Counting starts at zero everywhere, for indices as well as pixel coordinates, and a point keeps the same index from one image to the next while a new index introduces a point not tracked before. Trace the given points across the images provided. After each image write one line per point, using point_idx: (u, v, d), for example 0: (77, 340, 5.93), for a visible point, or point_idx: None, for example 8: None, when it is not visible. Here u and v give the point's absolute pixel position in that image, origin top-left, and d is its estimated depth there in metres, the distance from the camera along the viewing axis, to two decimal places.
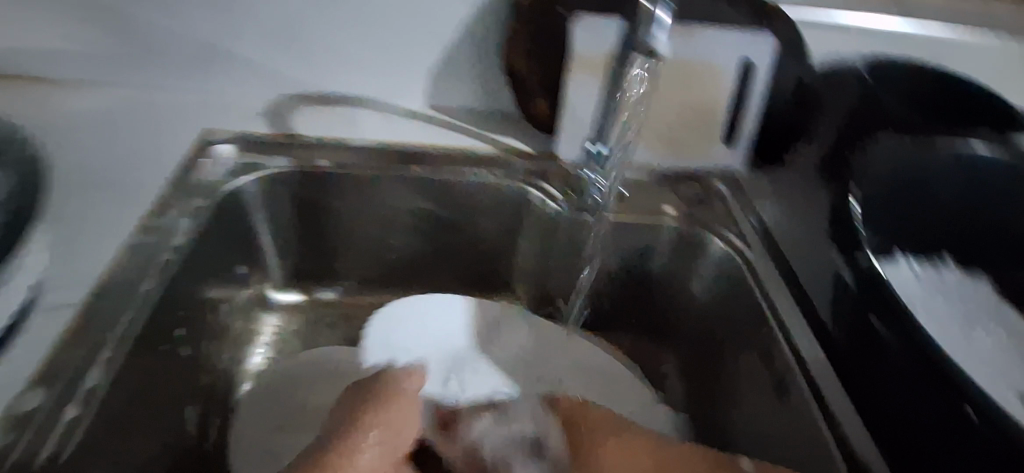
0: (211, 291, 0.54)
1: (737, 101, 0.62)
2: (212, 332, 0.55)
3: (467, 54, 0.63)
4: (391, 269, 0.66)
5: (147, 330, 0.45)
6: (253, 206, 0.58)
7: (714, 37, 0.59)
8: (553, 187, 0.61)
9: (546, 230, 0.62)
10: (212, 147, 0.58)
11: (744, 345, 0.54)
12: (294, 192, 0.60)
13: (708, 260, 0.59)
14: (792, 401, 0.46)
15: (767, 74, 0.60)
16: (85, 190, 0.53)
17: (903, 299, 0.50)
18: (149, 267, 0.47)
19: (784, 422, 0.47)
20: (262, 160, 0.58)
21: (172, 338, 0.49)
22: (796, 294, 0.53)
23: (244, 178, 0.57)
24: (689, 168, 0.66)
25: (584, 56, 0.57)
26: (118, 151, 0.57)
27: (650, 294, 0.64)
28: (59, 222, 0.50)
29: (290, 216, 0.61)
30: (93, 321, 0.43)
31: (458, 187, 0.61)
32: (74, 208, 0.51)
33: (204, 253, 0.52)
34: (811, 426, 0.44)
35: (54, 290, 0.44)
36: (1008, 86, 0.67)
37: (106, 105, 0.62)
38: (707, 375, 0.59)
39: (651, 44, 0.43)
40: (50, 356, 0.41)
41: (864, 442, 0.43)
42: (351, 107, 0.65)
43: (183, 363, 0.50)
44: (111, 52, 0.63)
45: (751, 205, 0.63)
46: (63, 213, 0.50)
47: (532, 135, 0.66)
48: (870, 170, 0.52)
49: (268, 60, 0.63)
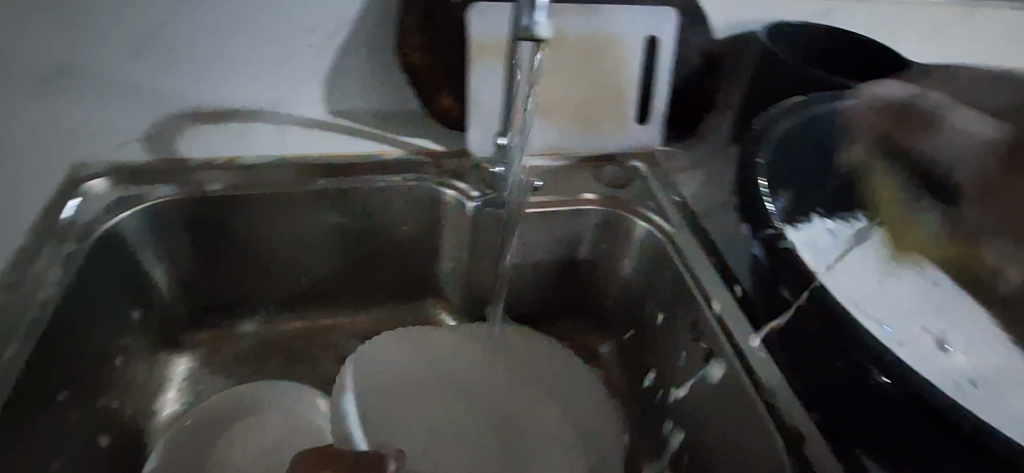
0: (100, 344, 0.49)
1: (644, 77, 0.61)
2: (108, 387, 0.50)
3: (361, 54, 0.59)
4: (309, 290, 0.61)
5: (17, 402, 0.40)
6: (140, 242, 0.53)
7: (613, 14, 0.58)
8: (468, 184, 0.59)
9: (468, 230, 0.60)
10: (83, 183, 0.52)
11: (675, 323, 0.54)
12: (187, 222, 0.54)
13: (633, 241, 0.59)
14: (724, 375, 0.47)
15: (670, 47, 0.59)
16: None
17: (817, 263, 0.51)
18: (15, 329, 0.42)
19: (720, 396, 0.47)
20: (143, 191, 0.53)
21: (53, 404, 0.44)
22: (720, 265, 0.53)
23: (124, 213, 0.51)
24: (606, 150, 0.65)
25: (484, 45, 0.55)
26: None
27: (581, 281, 0.63)
28: None
29: (187, 248, 0.56)
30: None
31: (368, 196, 0.57)
32: None
33: (84, 303, 0.47)
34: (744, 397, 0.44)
35: None
36: (901, 38, 0.68)
37: None
38: (642, 354, 0.60)
39: (531, 27, 0.41)
40: None
41: (793, 405, 0.43)
42: (242, 122, 0.60)
43: (72, 430, 0.45)
44: None
45: (670, 180, 0.63)
46: None
47: (443, 132, 0.63)
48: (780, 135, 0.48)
49: None
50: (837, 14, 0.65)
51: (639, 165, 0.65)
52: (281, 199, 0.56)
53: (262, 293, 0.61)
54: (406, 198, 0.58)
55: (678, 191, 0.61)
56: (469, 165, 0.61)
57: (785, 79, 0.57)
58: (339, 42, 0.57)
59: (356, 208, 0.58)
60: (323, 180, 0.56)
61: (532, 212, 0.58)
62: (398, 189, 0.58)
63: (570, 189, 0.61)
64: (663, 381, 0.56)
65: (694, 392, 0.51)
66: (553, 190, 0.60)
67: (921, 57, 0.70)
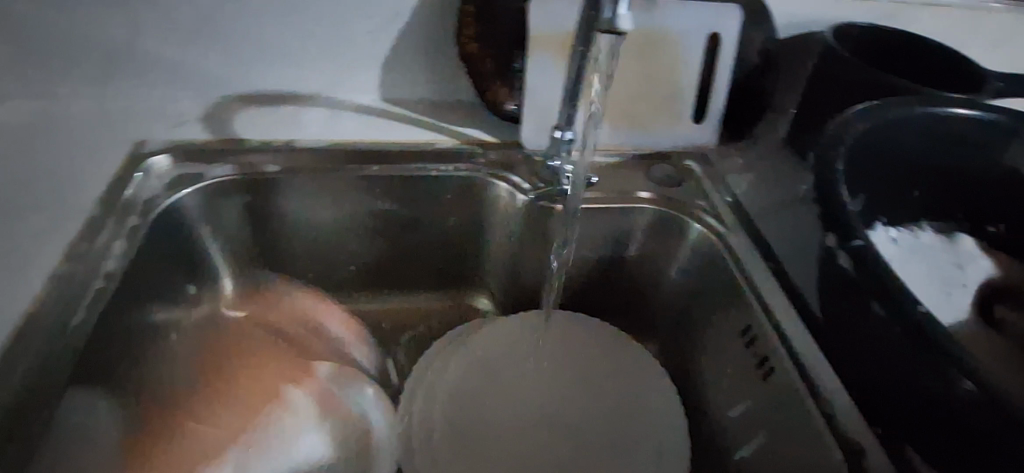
0: (155, 318, 0.50)
1: (704, 75, 0.60)
2: (161, 360, 0.51)
3: (415, 41, 0.58)
4: (355, 275, 0.62)
5: (80, 368, 0.41)
6: (197, 219, 0.54)
7: (677, 9, 0.56)
8: (519, 177, 0.58)
9: (515, 222, 0.59)
10: (145, 159, 0.53)
11: (726, 328, 0.53)
12: (242, 202, 0.55)
13: (683, 241, 0.57)
14: (779, 382, 0.45)
15: (733, 45, 0.58)
16: (3, 220, 0.48)
17: None
18: (79, 298, 0.43)
19: (774, 405, 0.46)
20: (201, 170, 0.53)
21: (111, 373, 0.44)
22: (775, 269, 0.52)
23: (182, 191, 0.52)
24: (659, 148, 0.63)
25: (546, 37, 0.54)
26: (38, 172, 0.52)
27: (626, 278, 0.62)
28: None
29: (240, 228, 0.56)
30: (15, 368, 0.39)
31: (419, 183, 0.57)
32: None
33: (143, 276, 0.48)
34: (802, 407, 0.43)
35: None
36: (971, 42, 0.65)
37: (21, 121, 0.56)
38: (687, 354, 0.59)
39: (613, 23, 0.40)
40: None
41: (853, 416, 0.42)
42: (298, 105, 0.60)
43: (128, 400, 0.46)
44: (20, 62, 0.56)
45: (724, 180, 0.61)
46: None
47: (494, 123, 0.62)
48: (850, 142, 0.45)
49: (198, 60, 0.57)
50: (906, 17, 0.63)
51: (693, 163, 0.62)
52: (334, 183, 0.56)
53: (309, 276, 0.61)
54: (455, 188, 0.58)
55: (733, 193, 0.60)
56: (518, 156, 0.59)
57: (850, 83, 0.55)
58: (398, 30, 0.57)
59: (407, 196, 0.58)
60: (376, 166, 0.56)
61: (584, 207, 0.57)
62: (449, 178, 0.57)
63: (621, 187, 0.59)
64: (709, 383, 0.55)
65: (743, 395, 0.50)
66: (604, 186, 0.59)
67: (993, 64, 0.67)
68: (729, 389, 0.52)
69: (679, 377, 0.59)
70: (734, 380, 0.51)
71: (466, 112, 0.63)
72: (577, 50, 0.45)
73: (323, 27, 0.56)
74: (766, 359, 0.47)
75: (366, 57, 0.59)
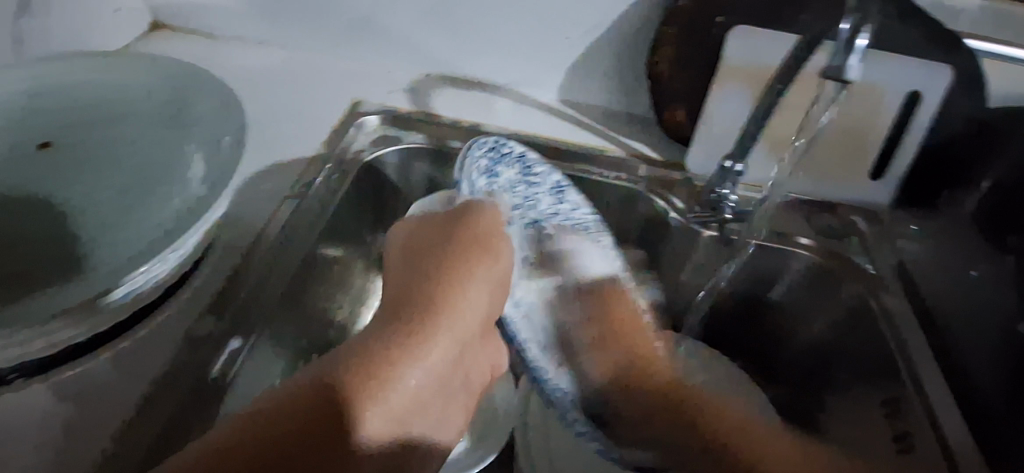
0: (347, 252, 0.58)
1: (893, 130, 0.57)
2: (335, 286, 0.57)
3: (610, 56, 0.62)
4: None
5: (292, 290, 0.49)
6: (391, 175, 0.60)
7: (885, 62, 0.54)
8: (680, 200, 0.59)
9: (658, 236, 0.60)
10: (360, 116, 0.61)
11: (870, 394, 0.53)
12: (428, 171, 0.61)
13: (837, 300, 0.56)
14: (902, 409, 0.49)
15: (937, 106, 0.54)
16: (258, 146, 0.58)
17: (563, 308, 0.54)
18: (306, 226, 0.51)
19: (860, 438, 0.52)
20: (402, 135, 0.60)
21: (310, 295, 0.53)
22: (930, 335, 0.52)
23: (387, 148, 0.59)
24: (828, 198, 0.61)
25: (728, 66, 0.55)
26: (280, 108, 0.63)
27: (758, 319, 0.61)
28: (257, 163, 0.57)
29: (420, 195, 0.62)
30: (239, 285, 0.45)
31: (576, 181, 0.60)
32: (254, 156, 0.57)
33: (347, 217, 0.56)
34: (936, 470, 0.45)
35: (231, 233, 0.50)
36: None
37: (267, 66, 0.68)
38: (809, 393, 0.59)
39: (842, 71, 0.40)
40: (132, 356, 0.40)
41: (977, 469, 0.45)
42: (488, 93, 0.66)
43: (318, 313, 0.55)
44: (274, 14, 0.67)
45: (888, 239, 0.58)
46: (255, 157, 0.57)
47: (665, 142, 0.63)
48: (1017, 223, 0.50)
49: (413, 37, 0.65)
50: None
51: (860, 220, 0.60)
52: None
53: None
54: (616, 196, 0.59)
55: (638, 339, 0.54)
56: (678, 176, 0.60)
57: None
58: (595, 40, 0.61)
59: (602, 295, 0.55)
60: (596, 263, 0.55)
61: (753, 241, 0.57)
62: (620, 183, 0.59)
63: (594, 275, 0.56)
64: (818, 424, 0.57)
65: (844, 433, 0.54)
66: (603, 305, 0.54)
67: None
68: (832, 433, 0.55)
69: (794, 411, 0.59)
70: (844, 425, 0.54)
71: (639, 125, 0.65)
72: (773, 86, 0.46)
73: (524, 31, 0.62)
74: (896, 396, 0.50)
75: (557, 59, 0.64)
